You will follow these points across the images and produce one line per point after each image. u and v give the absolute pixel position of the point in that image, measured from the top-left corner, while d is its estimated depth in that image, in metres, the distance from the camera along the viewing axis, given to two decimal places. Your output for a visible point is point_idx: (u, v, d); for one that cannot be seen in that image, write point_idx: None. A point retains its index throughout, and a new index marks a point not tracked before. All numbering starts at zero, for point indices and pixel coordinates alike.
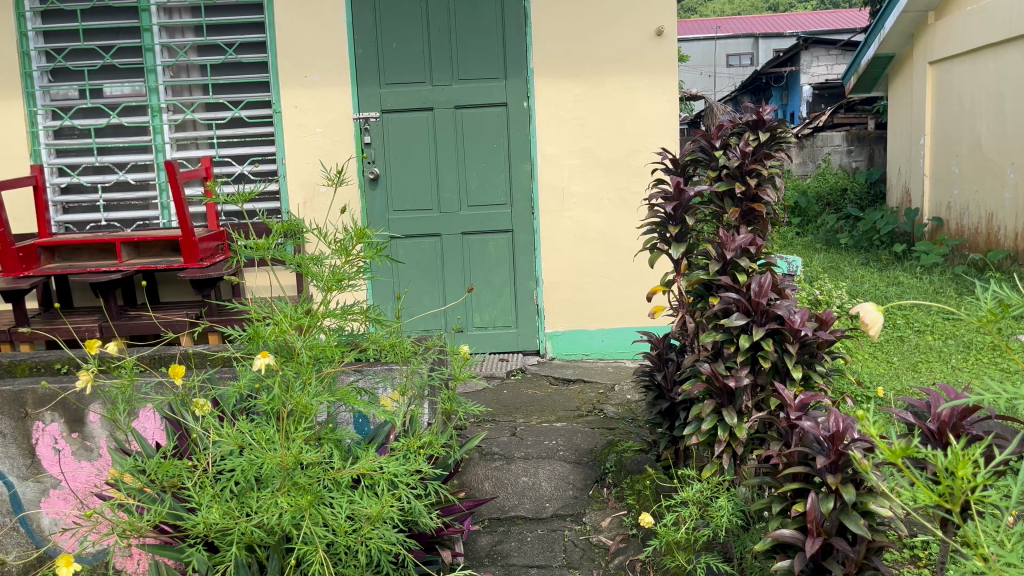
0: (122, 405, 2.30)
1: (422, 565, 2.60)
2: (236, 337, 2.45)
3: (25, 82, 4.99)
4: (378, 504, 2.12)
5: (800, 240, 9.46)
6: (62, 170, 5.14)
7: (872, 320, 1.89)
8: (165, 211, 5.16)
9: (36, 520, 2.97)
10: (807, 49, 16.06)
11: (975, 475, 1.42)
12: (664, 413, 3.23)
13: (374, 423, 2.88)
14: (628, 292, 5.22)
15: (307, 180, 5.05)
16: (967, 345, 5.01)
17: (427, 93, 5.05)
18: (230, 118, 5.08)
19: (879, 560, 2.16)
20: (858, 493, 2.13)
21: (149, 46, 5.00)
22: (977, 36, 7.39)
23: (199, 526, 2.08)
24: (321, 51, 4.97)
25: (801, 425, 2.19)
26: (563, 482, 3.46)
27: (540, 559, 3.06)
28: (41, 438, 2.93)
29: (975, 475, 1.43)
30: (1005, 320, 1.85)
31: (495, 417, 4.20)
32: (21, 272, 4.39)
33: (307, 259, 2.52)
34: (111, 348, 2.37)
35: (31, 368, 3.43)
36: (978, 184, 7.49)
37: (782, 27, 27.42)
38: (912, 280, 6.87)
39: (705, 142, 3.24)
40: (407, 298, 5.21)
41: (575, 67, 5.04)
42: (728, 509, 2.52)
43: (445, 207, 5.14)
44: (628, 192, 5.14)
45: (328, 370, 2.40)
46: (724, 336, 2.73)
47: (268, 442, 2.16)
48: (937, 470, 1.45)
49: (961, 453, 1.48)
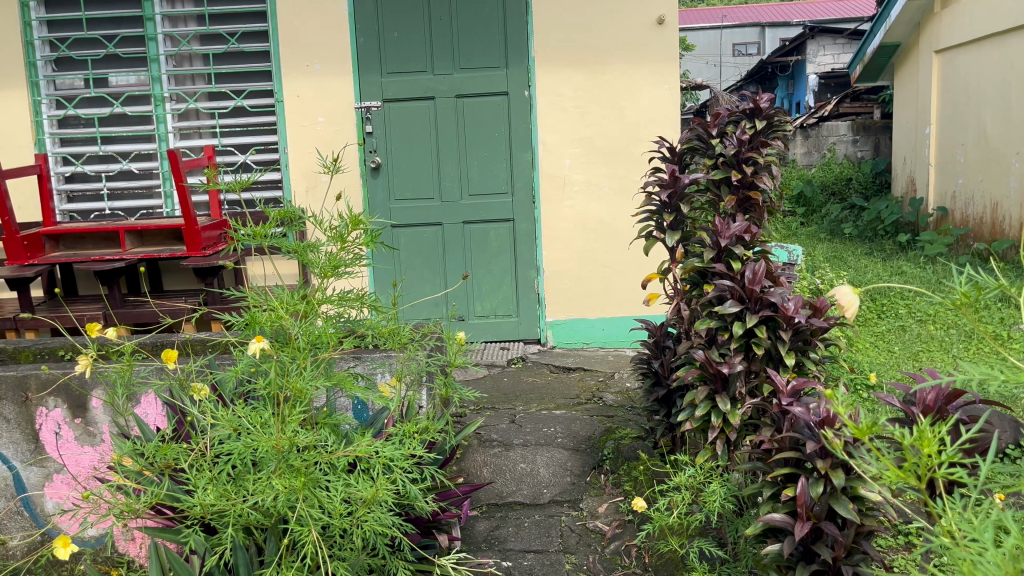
0: (121, 388, 2.34)
1: (419, 548, 2.64)
2: (233, 323, 2.48)
3: (30, 71, 5.02)
4: (372, 488, 2.15)
5: (804, 230, 9.46)
6: (67, 159, 5.18)
7: (848, 302, 1.92)
8: (168, 199, 5.20)
9: (39, 503, 3.02)
10: (813, 37, 15.94)
11: (942, 452, 1.42)
12: (662, 400, 3.24)
13: (372, 409, 2.90)
14: (629, 281, 5.24)
15: (308, 168, 5.07)
16: (967, 335, 5.01)
17: (428, 82, 5.06)
18: (232, 106, 5.11)
19: (868, 543, 2.18)
20: (847, 477, 2.15)
21: (152, 36, 5.04)
22: (983, 24, 7.35)
23: (196, 508, 2.11)
24: (323, 40, 4.98)
25: (792, 410, 2.20)
26: (561, 469, 3.50)
27: (537, 544, 3.09)
28: (44, 423, 2.98)
29: (942, 452, 1.43)
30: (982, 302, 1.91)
31: (494, 405, 4.24)
32: (26, 259, 4.44)
33: (304, 246, 2.54)
34: (110, 333, 2.39)
35: (35, 354, 3.49)
36: (983, 174, 7.46)
37: (789, 16, 27.24)
38: (915, 270, 6.89)
39: (702, 129, 3.24)
40: (407, 285, 5.24)
41: (575, 55, 5.04)
42: (720, 494, 2.55)
43: (446, 195, 5.16)
44: (628, 180, 5.15)
45: (324, 355, 2.42)
46: (719, 323, 2.75)
47: (264, 425, 2.19)
48: (903, 447, 1.45)
49: (930, 429, 1.48)
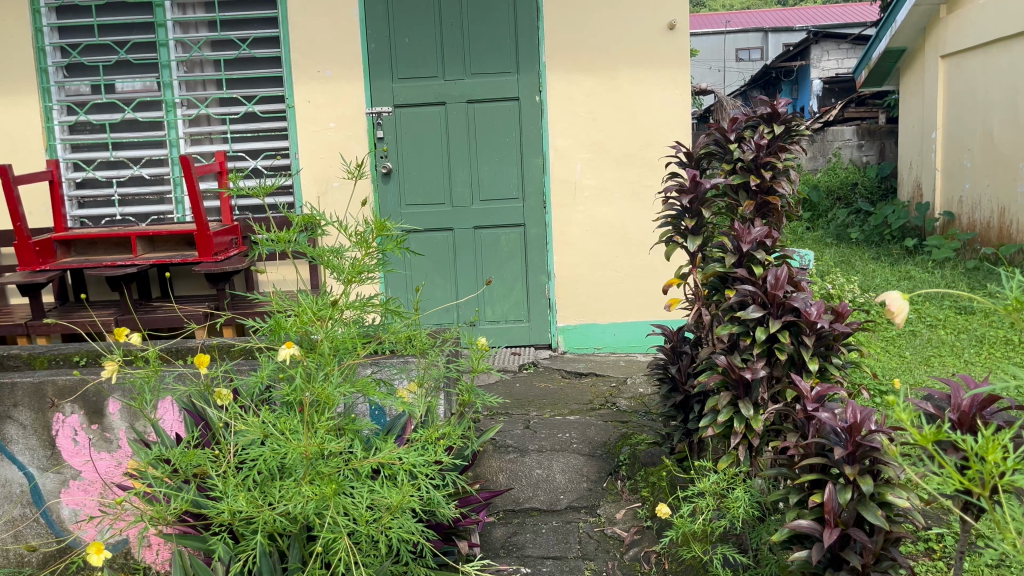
0: (147, 394, 2.36)
1: (440, 555, 2.63)
2: (258, 328, 2.48)
3: (41, 78, 5.03)
4: (399, 494, 2.14)
5: (811, 235, 9.44)
6: (78, 165, 5.17)
7: (898, 307, 1.92)
8: (180, 205, 5.20)
9: (56, 511, 3.01)
10: (817, 42, 15.98)
11: (1004, 459, 1.62)
12: (679, 406, 3.23)
13: (390, 415, 2.90)
14: (640, 286, 5.23)
15: (321, 174, 5.07)
16: (979, 340, 5.01)
17: (439, 87, 5.06)
18: (243, 112, 5.11)
19: (896, 550, 2.16)
20: (875, 484, 2.14)
21: (164, 42, 5.03)
22: (989, 29, 7.35)
23: (224, 515, 2.12)
24: (335, 46, 4.98)
25: (818, 415, 2.21)
26: (577, 474, 3.48)
27: (555, 550, 3.08)
28: (61, 430, 2.97)
29: (1004, 460, 1.62)
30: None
31: (508, 410, 4.23)
32: (38, 265, 4.44)
33: (328, 251, 2.55)
34: (136, 339, 2.40)
35: (49, 360, 3.47)
36: (990, 178, 7.44)
37: (792, 21, 27.27)
38: (924, 275, 6.87)
39: (719, 135, 3.21)
40: (421, 291, 5.23)
41: (586, 61, 5.04)
42: (745, 500, 2.52)
43: (457, 200, 5.16)
44: (640, 185, 5.15)
45: (348, 361, 2.42)
46: (741, 328, 2.75)
47: (291, 431, 2.19)
48: (971, 455, 1.64)
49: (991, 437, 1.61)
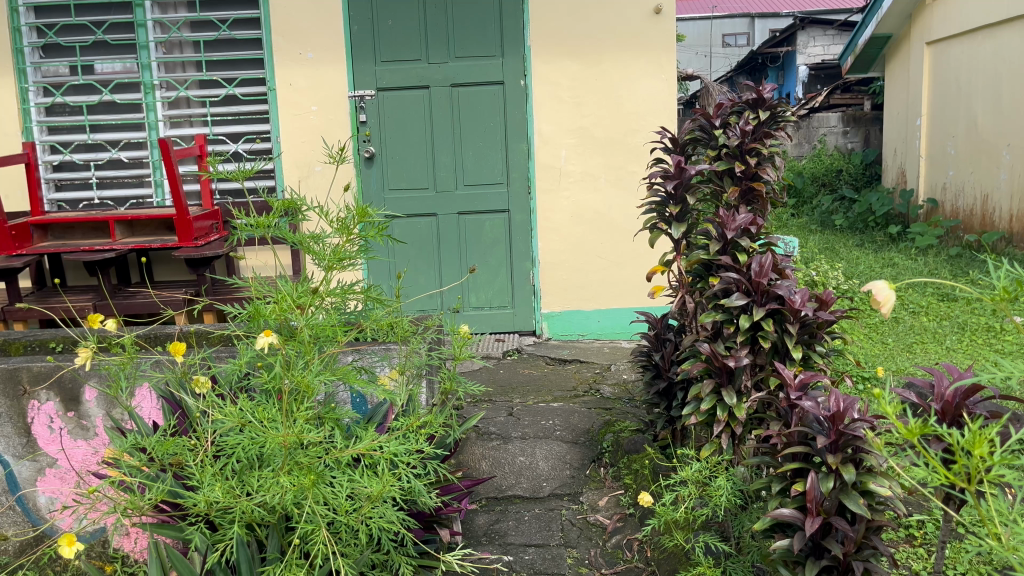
0: (123, 382, 2.32)
1: (421, 544, 2.60)
2: (237, 315, 2.46)
3: (17, 58, 4.92)
4: (378, 484, 2.11)
5: (795, 221, 9.45)
6: (55, 147, 5.08)
7: (884, 297, 1.89)
8: (159, 188, 5.11)
9: (32, 499, 2.96)
10: (803, 28, 15.96)
11: (990, 454, 1.60)
12: (662, 393, 3.21)
13: (371, 403, 2.87)
14: (625, 272, 5.21)
15: (302, 158, 5.01)
16: (960, 326, 5.04)
17: (422, 71, 5.00)
18: (224, 95, 5.02)
19: (878, 538, 2.17)
20: (857, 472, 2.13)
21: (142, 22, 4.93)
22: (974, 17, 7.35)
23: (200, 505, 2.10)
24: (318, 27, 4.90)
25: (801, 404, 2.20)
26: (560, 462, 3.48)
27: (537, 538, 3.06)
28: (36, 417, 2.92)
29: (991, 454, 1.59)
30: (1018, 300, 1.85)
31: (491, 397, 4.20)
32: (14, 250, 4.33)
33: (307, 237, 2.51)
34: (110, 326, 2.36)
35: (25, 346, 3.43)
36: (973, 165, 7.48)
37: (779, 7, 27.22)
38: (907, 262, 6.89)
39: (704, 121, 3.20)
40: (406, 278, 5.20)
41: (572, 45, 4.98)
42: (727, 489, 2.52)
43: (440, 185, 5.11)
44: (625, 171, 5.12)
45: (328, 349, 2.39)
46: (724, 316, 2.74)
47: (269, 420, 2.16)
48: (956, 448, 1.61)
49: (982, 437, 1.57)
